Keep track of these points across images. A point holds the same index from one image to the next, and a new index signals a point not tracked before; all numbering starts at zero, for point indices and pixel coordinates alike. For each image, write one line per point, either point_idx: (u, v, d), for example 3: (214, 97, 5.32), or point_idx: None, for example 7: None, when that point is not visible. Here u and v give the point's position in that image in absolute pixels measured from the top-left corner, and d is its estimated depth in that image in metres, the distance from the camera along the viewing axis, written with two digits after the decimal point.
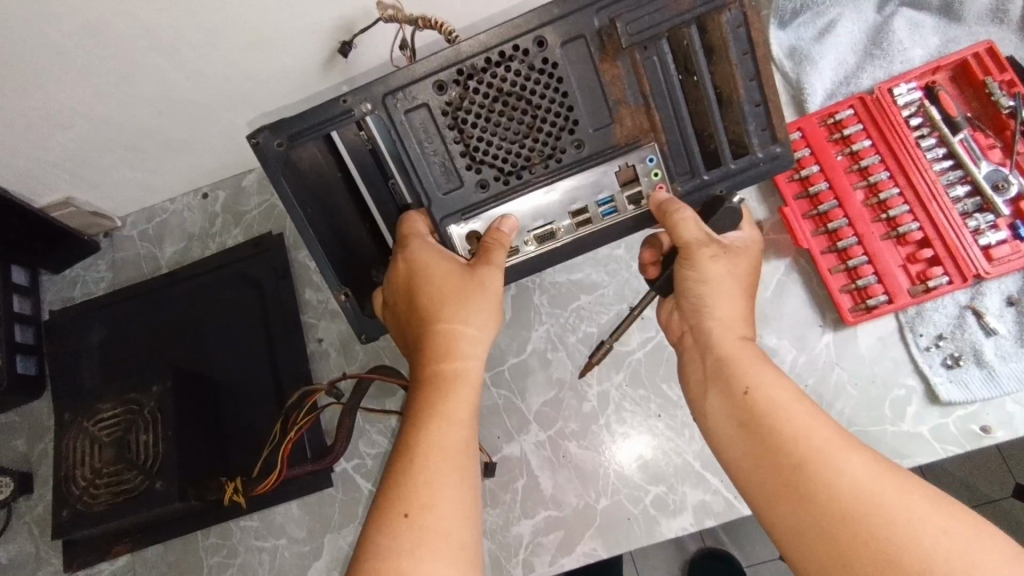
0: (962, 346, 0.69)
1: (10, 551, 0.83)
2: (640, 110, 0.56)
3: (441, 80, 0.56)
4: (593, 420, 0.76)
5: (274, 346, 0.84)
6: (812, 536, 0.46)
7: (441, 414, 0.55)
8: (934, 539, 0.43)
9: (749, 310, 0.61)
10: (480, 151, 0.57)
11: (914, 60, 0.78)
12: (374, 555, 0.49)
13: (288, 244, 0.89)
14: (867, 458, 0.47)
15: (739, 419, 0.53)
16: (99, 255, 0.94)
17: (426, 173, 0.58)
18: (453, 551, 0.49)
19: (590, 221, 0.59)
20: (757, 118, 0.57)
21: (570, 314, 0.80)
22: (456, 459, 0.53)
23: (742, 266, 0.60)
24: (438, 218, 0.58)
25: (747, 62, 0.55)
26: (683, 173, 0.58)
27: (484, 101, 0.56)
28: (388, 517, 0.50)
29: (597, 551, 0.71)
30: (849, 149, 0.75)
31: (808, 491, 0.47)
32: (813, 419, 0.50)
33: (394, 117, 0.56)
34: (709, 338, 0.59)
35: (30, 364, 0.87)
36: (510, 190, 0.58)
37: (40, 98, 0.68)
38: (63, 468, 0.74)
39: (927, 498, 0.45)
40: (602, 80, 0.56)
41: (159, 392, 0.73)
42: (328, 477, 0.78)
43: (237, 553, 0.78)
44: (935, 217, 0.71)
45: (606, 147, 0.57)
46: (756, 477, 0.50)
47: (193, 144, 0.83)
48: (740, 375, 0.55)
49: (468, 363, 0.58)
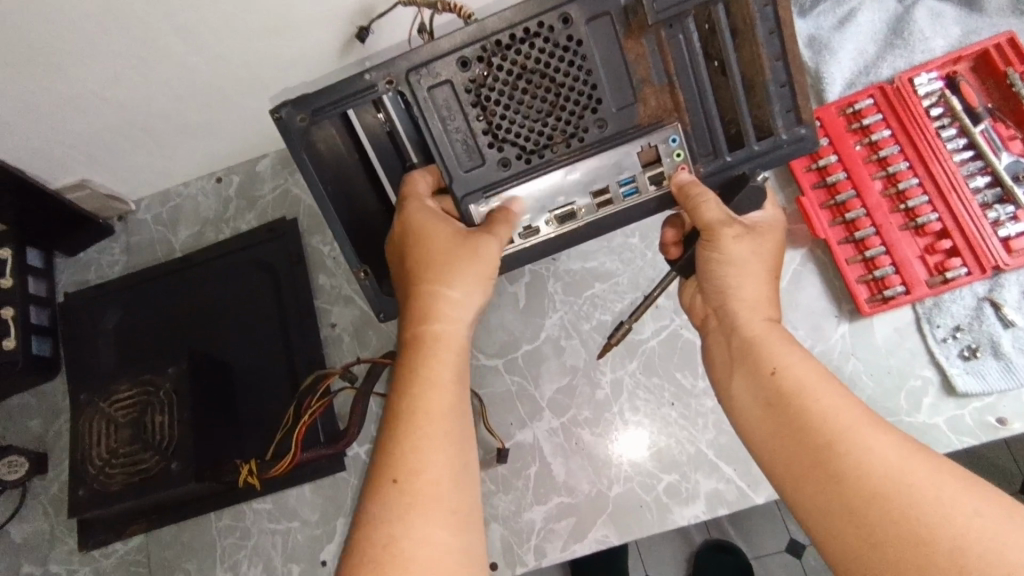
0: (979, 338, 0.69)
1: (25, 530, 0.83)
2: (664, 89, 0.56)
3: (465, 57, 0.55)
4: (606, 407, 0.76)
5: (288, 330, 0.85)
6: (838, 514, 0.46)
7: (425, 376, 0.55)
8: (966, 520, 0.42)
9: (774, 294, 0.61)
10: (503, 129, 0.57)
11: (935, 50, 0.77)
12: (366, 522, 0.49)
13: (302, 229, 0.89)
14: (896, 440, 0.47)
15: (766, 400, 0.53)
16: (114, 239, 0.94)
17: (449, 150, 0.57)
18: (445, 515, 0.50)
19: (611, 202, 0.60)
20: (782, 100, 0.56)
21: (584, 303, 0.80)
22: (444, 425, 0.53)
23: (765, 247, 0.61)
24: (460, 197, 0.58)
25: (773, 41, 0.54)
26: (706, 155, 0.58)
27: (508, 79, 0.56)
28: (380, 485, 0.50)
29: (609, 538, 0.71)
30: (867, 139, 0.74)
31: (835, 471, 0.47)
32: (842, 400, 0.50)
33: (417, 93, 0.56)
34: (733, 320, 0.60)
35: (45, 345, 0.87)
36: (531, 169, 0.58)
37: (58, 79, 0.68)
38: (80, 448, 0.74)
39: (958, 479, 0.44)
40: (627, 59, 0.55)
41: (174, 374, 0.74)
42: (340, 461, 0.79)
43: (250, 535, 0.78)
44: (954, 208, 0.70)
45: (628, 127, 0.57)
46: (782, 458, 0.50)
47: (209, 128, 0.83)
48: (767, 356, 0.55)
49: (448, 326, 0.58)
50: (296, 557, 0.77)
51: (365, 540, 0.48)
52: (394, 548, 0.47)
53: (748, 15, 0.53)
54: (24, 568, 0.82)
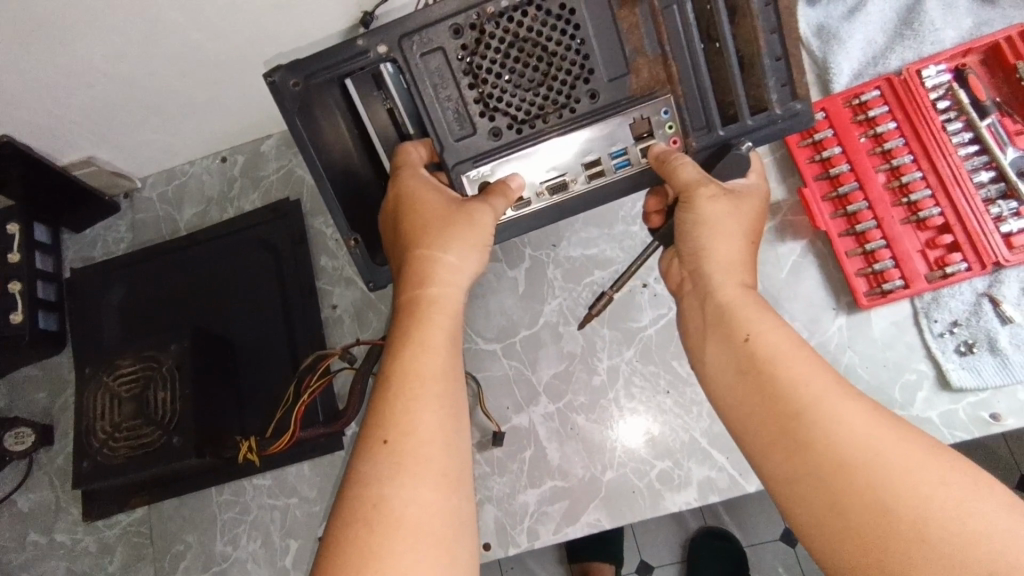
0: (976, 333, 0.69)
1: (31, 499, 0.85)
2: (658, 61, 0.57)
3: (458, 24, 0.56)
4: (602, 394, 0.76)
5: (290, 309, 0.86)
6: (805, 481, 0.46)
7: (414, 339, 0.56)
8: (932, 488, 0.43)
9: (747, 252, 0.60)
10: (494, 99, 0.58)
11: (945, 41, 0.76)
12: (357, 480, 0.50)
13: (306, 210, 0.90)
14: (864, 407, 0.47)
15: (739, 366, 0.53)
16: (119, 216, 0.95)
17: (440, 119, 0.58)
18: (434, 475, 0.50)
19: (603, 173, 0.60)
20: (779, 76, 0.57)
21: (583, 289, 0.81)
22: (436, 386, 0.54)
23: (744, 209, 0.61)
24: (451, 165, 0.59)
25: (769, 16, 0.55)
26: (699, 128, 0.58)
27: (500, 47, 0.57)
28: (370, 445, 0.51)
29: (601, 521, 0.72)
30: (872, 131, 0.74)
31: (804, 438, 0.47)
32: (813, 368, 0.50)
33: (410, 60, 0.57)
34: (708, 283, 0.59)
35: (52, 320, 0.88)
36: (521, 139, 0.59)
37: (65, 55, 0.68)
38: (85, 420, 0.75)
39: (925, 447, 0.45)
40: (619, 28, 0.56)
41: (178, 350, 0.75)
42: (339, 440, 0.80)
43: (250, 510, 0.80)
44: (957, 203, 0.70)
45: (621, 98, 0.58)
46: (755, 426, 0.50)
47: (214, 107, 0.83)
48: (740, 323, 0.54)
49: (444, 290, 0.58)
50: (294, 532, 0.78)
51: (353, 499, 0.49)
52: (382, 508, 0.48)
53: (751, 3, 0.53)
54: (30, 537, 0.84)
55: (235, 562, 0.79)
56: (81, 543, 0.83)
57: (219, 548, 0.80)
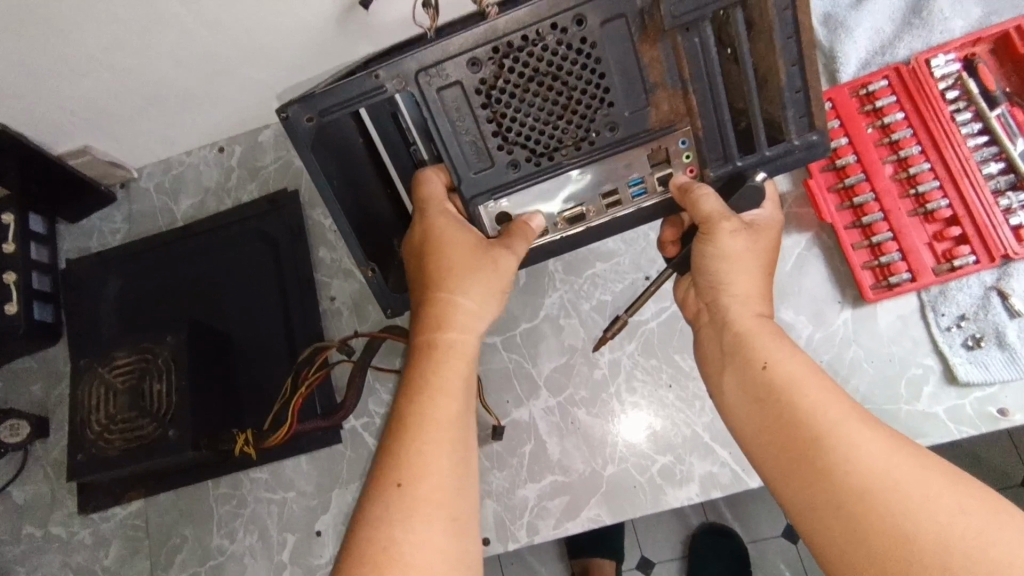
0: (984, 327, 0.68)
1: (27, 492, 0.85)
2: (677, 94, 0.56)
3: (475, 57, 0.54)
4: (603, 388, 0.75)
5: (288, 301, 0.85)
6: (825, 510, 0.46)
7: (432, 384, 0.57)
8: (953, 517, 0.43)
9: (765, 285, 0.61)
10: (512, 131, 0.57)
11: (954, 30, 0.75)
12: (367, 522, 0.51)
13: (304, 201, 0.89)
14: (882, 435, 0.48)
15: (757, 394, 0.53)
16: (115, 206, 0.94)
17: (458, 153, 0.57)
18: (442, 520, 0.52)
19: (620, 203, 0.61)
20: (796, 106, 0.56)
21: (584, 282, 0.80)
22: (451, 433, 0.55)
23: (760, 243, 0.60)
24: (468, 198, 0.59)
25: (791, 49, 0.54)
26: (717, 159, 0.58)
27: (519, 81, 0.55)
28: (382, 487, 0.53)
29: (602, 517, 0.72)
30: (880, 121, 0.73)
31: (822, 466, 0.47)
32: (831, 395, 0.50)
33: (427, 95, 0.55)
34: (725, 316, 0.59)
35: (47, 311, 0.87)
36: (542, 172, 0.58)
37: (60, 43, 0.67)
38: (79, 413, 0.74)
39: (944, 475, 0.45)
40: (641, 62, 0.55)
41: (173, 342, 0.74)
42: (337, 434, 0.79)
43: (246, 504, 0.79)
44: (965, 194, 0.69)
45: (640, 131, 0.57)
46: (772, 455, 0.51)
47: (211, 98, 0.82)
48: (757, 351, 0.55)
49: (459, 336, 0.59)
50: (292, 527, 0.77)
51: (365, 541, 0.50)
52: (392, 552, 0.49)
53: (765, 9, 0.52)
54: (26, 530, 0.84)
55: (232, 557, 0.78)
56: (77, 536, 0.82)
57: (215, 542, 0.79)
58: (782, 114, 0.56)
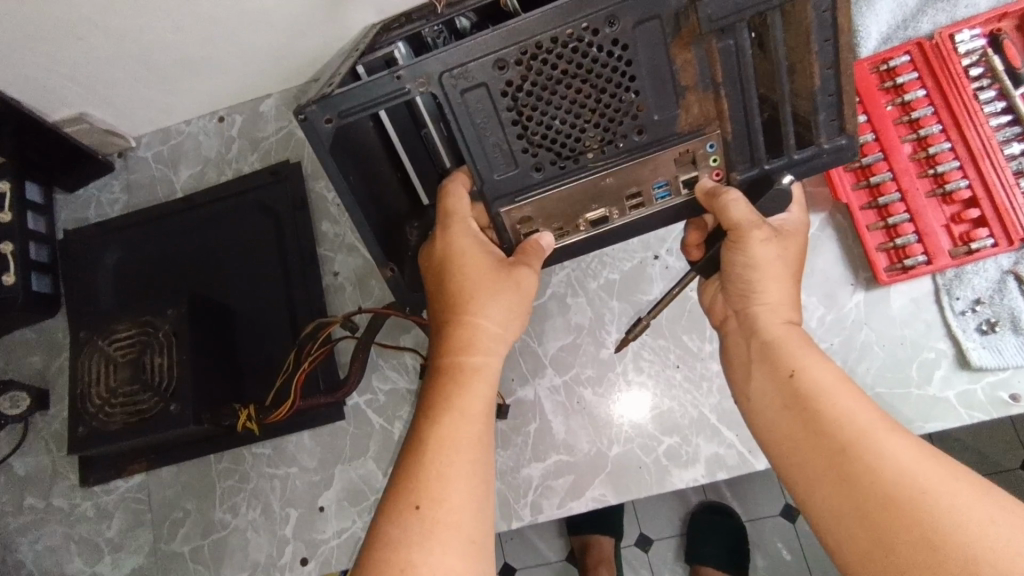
0: (999, 311, 0.67)
1: (27, 464, 0.84)
2: (708, 97, 0.54)
3: (502, 59, 0.52)
4: (610, 367, 0.75)
5: (291, 279, 0.83)
6: (852, 519, 0.46)
7: (455, 407, 0.57)
8: (980, 527, 0.42)
9: (796, 295, 0.60)
10: (538, 133, 0.55)
11: (979, 4, 0.72)
12: (386, 542, 0.51)
13: (307, 172, 0.87)
14: (912, 444, 0.47)
15: (784, 401, 0.54)
16: (113, 175, 0.92)
17: (482, 154, 0.56)
18: (462, 544, 0.51)
19: (643, 205, 0.60)
20: (827, 109, 0.54)
21: (592, 260, 0.78)
22: (475, 452, 0.55)
23: (789, 251, 0.60)
24: (490, 200, 0.58)
25: (827, 51, 0.52)
26: (744, 162, 0.57)
27: (548, 83, 0.53)
28: (401, 510, 0.52)
29: (606, 497, 0.71)
30: (900, 98, 0.71)
31: (850, 474, 0.47)
32: (856, 405, 0.50)
33: (450, 96, 0.53)
34: (754, 323, 0.59)
35: (45, 282, 0.86)
36: (567, 175, 0.57)
37: (55, 3, 0.64)
38: (79, 385, 0.73)
39: (972, 485, 0.44)
40: (673, 65, 0.53)
41: (173, 316, 0.73)
42: (339, 411, 0.78)
43: (249, 479, 0.79)
44: (986, 174, 0.67)
45: (669, 135, 0.56)
46: (799, 461, 0.51)
47: (212, 65, 0.80)
48: (786, 359, 0.55)
49: (485, 360, 0.60)
50: (295, 502, 0.77)
51: (382, 561, 0.50)
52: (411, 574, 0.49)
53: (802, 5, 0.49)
54: (27, 502, 0.83)
55: (234, 531, 0.78)
56: (78, 508, 0.82)
57: (218, 516, 0.79)
58: (812, 112, 0.55)
